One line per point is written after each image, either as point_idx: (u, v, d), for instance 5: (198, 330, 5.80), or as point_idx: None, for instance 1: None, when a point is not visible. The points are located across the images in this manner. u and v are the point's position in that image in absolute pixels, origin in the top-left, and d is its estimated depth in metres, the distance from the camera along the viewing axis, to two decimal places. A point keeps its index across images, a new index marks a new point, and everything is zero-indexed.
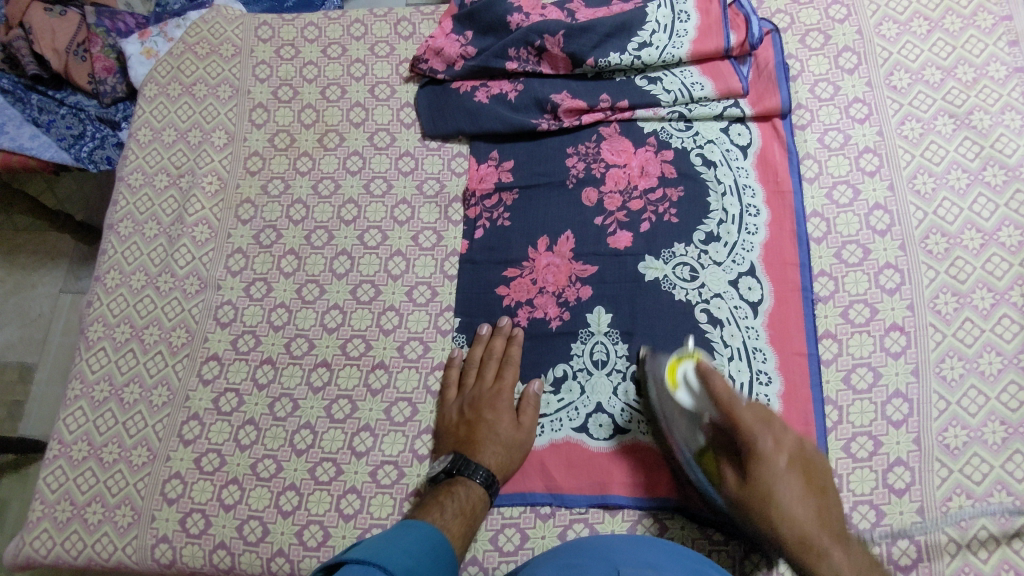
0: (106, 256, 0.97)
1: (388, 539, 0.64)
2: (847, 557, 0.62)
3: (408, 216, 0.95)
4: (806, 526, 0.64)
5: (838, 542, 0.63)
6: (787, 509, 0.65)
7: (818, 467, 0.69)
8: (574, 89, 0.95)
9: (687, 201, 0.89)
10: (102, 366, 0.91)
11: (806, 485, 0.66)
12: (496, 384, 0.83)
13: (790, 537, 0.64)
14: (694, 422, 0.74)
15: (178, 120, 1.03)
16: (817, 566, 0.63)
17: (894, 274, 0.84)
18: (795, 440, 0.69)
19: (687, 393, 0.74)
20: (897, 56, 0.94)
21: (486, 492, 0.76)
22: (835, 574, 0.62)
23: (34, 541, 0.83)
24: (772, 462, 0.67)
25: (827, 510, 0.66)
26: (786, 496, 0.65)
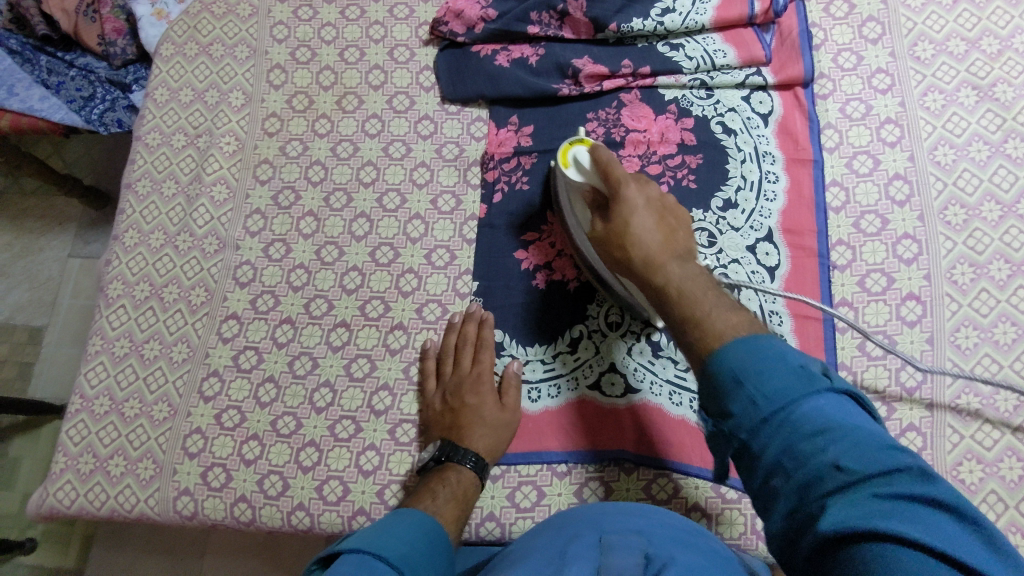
0: (125, 214, 0.97)
1: (382, 529, 0.64)
2: (683, 270, 0.65)
3: (427, 178, 0.95)
4: (651, 247, 0.66)
5: (677, 260, 0.66)
6: (637, 236, 0.67)
7: (677, 217, 0.71)
8: (595, 54, 0.94)
9: (706, 168, 0.89)
10: (123, 323, 0.91)
11: (659, 218, 0.69)
12: (475, 369, 0.83)
13: (637, 256, 0.67)
14: (582, 199, 0.76)
15: (196, 79, 1.03)
16: (656, 278, 0.65)
17: (912, 244, 0.84)
18: (648, 202, 0.70)
19: (576, 171, 0.74)
20: (922, 27, 0.94)
21: (477, 474, 0.77)
22: (668, 283, 0.64)
23: (57, 492, 0.84)
24: (633, 237, 0.67)
25: (676, 240, 0.68)
26: (636, 217, 0.68)
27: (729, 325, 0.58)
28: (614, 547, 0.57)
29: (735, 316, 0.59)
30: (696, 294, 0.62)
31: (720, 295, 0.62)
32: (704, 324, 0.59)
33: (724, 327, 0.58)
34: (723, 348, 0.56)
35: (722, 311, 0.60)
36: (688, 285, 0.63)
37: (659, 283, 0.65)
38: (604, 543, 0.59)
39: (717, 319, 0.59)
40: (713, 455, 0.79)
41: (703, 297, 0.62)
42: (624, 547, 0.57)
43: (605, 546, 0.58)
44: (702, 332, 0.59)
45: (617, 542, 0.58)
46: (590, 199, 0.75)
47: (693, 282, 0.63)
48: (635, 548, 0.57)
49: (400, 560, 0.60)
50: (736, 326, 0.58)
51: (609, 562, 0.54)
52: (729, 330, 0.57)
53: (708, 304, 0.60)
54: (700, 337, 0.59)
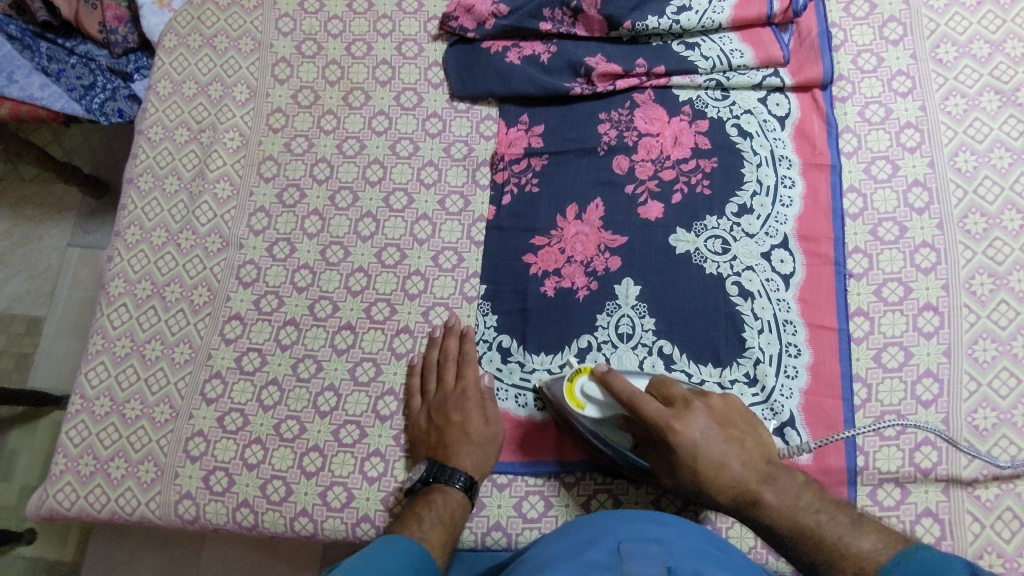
0: (126, 211, 0.95)
1: (368, 559, 0.63)
2: (783, 492, 0.63)
3: (435, 178, 0.93)
4: (739, 478, 0.63)
5: (768, 481, 0.63)
6: (715, 462, 0.63)
7: (740, 424, 0.67)
8: (609, 52, 0.92)
9: (720, 173, 0.87)
10: (124, 322, 0.90)
11: (726, 430, 0.65)
12: (458, 384, 0.81)
13: (725, 498, 0.63)
14: (612, 424, 0.72)
15: (199, 72, 1.01)
16: (765, 502, 0.62)
17: (930, 253, 0.83)
18: (705, 410, 0.66)
19: (595, 406, 0.72)
20: (944, 28, 0.91)
21: (466, 494, 0.75)
22: (772, 520, 0.62)
23: (57, 494, 0.83)
24: (693, 445, 0.63)
25: (749, 453, 0.65)
26: (709, 450, 0.63)
27: (870, 542, 0.58)
28: (633, 555, 0.56)
29: (873, 531, 0.60)
30: (810, 518, 0.61)
31: (835, 514, 0.61)
32: (841, 553, 0.58)
33: (868, 547, 0.58)
34: (887, 573, 0.56)
35: (841, 525, 0.60)
36: (794, 509, 0.62)
37: (767, 511, 0.62)
38: (621, 551, 0.57)
39: (849, 536, 0.59)
40: None
41: (825, 518, 0.61)
42: (643, 555, 0.56)
43: (623, 553, 0.56)
44: (840, 558, 0.58)
45: (635, 550, 0.57)
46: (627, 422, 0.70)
47: (802, 506, 0.62)
48: (655, 559, 0.55)
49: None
50: (876, 544, 0.58)
51: (629, 569, 0.53)
52: (878, 555, 0.57)
53: (829, 526, 0.60)
54: (831, 560, 0.59)
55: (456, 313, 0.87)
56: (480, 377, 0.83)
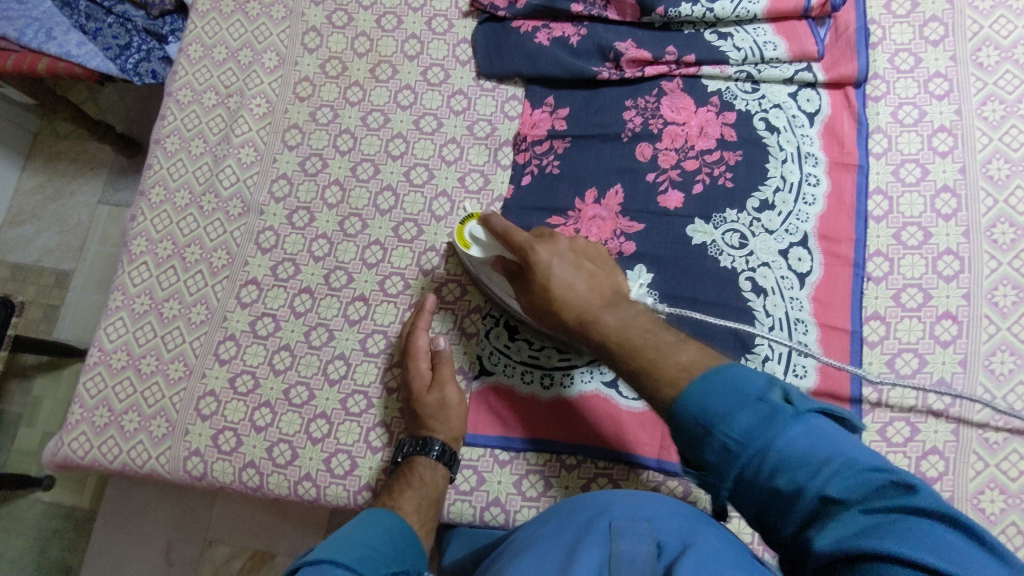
0: (152, 170, 0.97)
1: (336, 537, 0.65)
2: (619, 317, 0.65)
3: (457, 155, 0.93)
4: (583, 297, 0.68)
5: (610, 306, 0.67)
6: (564, 283, 0.68)
7: (596, 262, 0.72)
8: (640, 37, 0.91)
9: (744, 166, 0.86)
10: (144, 280, 0.92)
11: (583, 263, 0.71)
12: (405, 357, 0.82)
13: (572, 316, 0.68)
14: (488, 266, 0.77)
15: (230, 37, 1.01)
16: (603, 325, 0.66)
17: (954, 261, 0.81)
18: (567, 244, 0.72)
19: (478, 248, 0.76)
20: (988, 31, 0.89)
21: (426, 460, 0.76)
22: (609, 332, 0.65)
23: (72, 442, 0.86)
24: (546, 264, 0.69)
25: (595, 280, 0.70)
26: (556, 268, 0.69)
27: (688, 353, 0.60)
28: (624, 534, 0.57)
29: (689, 348, 0.61)
30: (641, 338, 0.62)
31: (659, 328, 0.63)
32: (659, 362, 0.60)
33: (679, 356, 0.60)
34: (692, 387, 0.56)
35: (662, 338, 0.62)
36: (626, 327, 0.64)
37: (608, 326, 0.65)
38: (613, 529, 0.58)
39: (671, 347, 0.61)
40: None
41: (655, 332, 0.63)
42: (634, 534, 0.57)
43: (614, 531, 0.58)
44: (658, 362, 0.60)
45: (626, 529, 0.58)
46: (505, 266, 0.74)
47: (631, 325, 0.64)
48: (645, 538, 0.57)
49: (361, 559, 0.61)
50: (690, 355, 0.60)
51: (618, 550, 0.55)
52: (687, 357, 0.59)
53: (650, 337, 0.62)
54: (655, 383, 0.59)
55: (428, 294, 0.86)
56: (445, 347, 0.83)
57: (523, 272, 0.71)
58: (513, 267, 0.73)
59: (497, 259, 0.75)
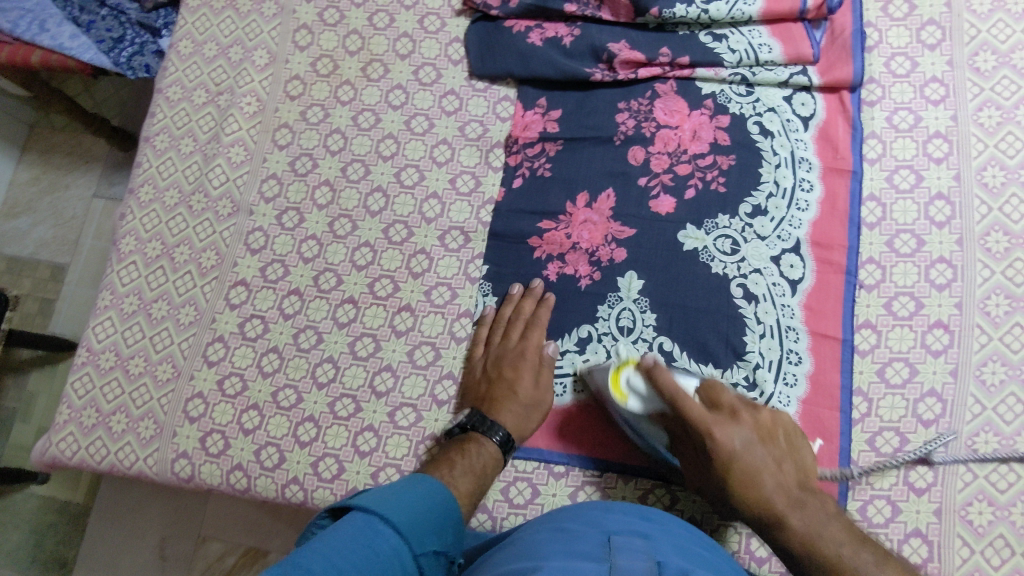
0: (142, 169, 0.96)
1: (392, 489, 0.64)
2: (806, 514, 0.64)
3: (448, 157, 0.92)
4: (770, 491, 0.66)
5: (798, 506, 0.64)
6: (748, 461, 0.67)
7: (783, 444, 0.70)
8: (633, 39, 0.90)
9: (737, 171, 0.85)
10: (133, 280, 0.91)
11: (771, 449, 0.69)
12: (520, 345, 0.81)
13: (756, 506, 0.66)
14: (643, 420, 0.74)
15: (220, 34, 1.00)
16: (777, 534, 0.64)
17: (947, 269, 0.80)
18: (752, 424, 0.70)
19: (637, 400, 0.73)
20: (985, 35, 0.87)
21: (500, 451, 0.76)
22: (796, 543, 0.63)
23: (60, 443, 0.86)
24: (732, 447, 0.67)
25: (785, 472, 0.67)
26: (740, 455, 0.67)
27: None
28: (621, 548, 0.57)
29: None
30: (841, 552, 0.61)
31: (855, 535, 0.62)
32: None
33: None
34: None
35: (868, 560, 0.60)
36: (816, 531, 0.62)
37: (789, 522, 0.64)
38: (610, 543, 0.59)
39: (851, 560, 0.60)
40: None
41: (853, 548, 0.61)
42: (631, 550, 0.57)
43: (611, 546, 0.58)
44: None
45: (624, 544, 0.58)
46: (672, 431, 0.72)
47: (828, 534, 0.62)
48: (642, 552, 0.57)
49: (406, 528, 0.60)
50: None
51: (617, 564, 0.54)
52: None
53: (826, 538, 0.62)
54: None
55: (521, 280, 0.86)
56: (546, 345, 0.82)
57: (698, 444, 0.69)
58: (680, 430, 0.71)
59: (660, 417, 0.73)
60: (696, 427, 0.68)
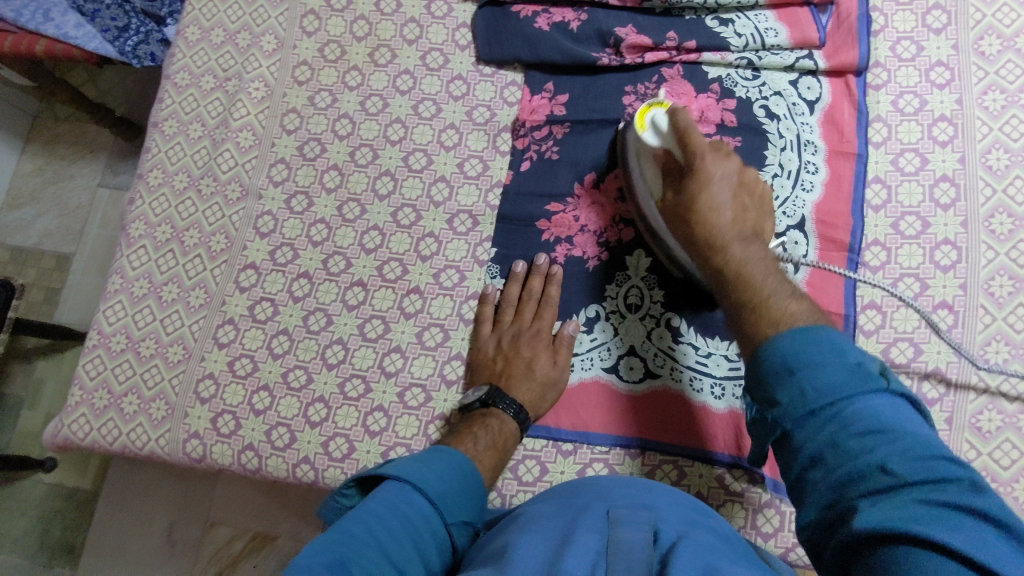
0: (151, 154, 0.96)
1: (421, 459, 0.67)
2: (746, 252, 0.62)
3: (455, 141, 0.93)
4: (723, 223, 0.64)
5: (742, 241, 0.64)
6: (709, 208, 0.65)
7: (755, 195, 0.69)
8: (640, 23, 0.90)
9: (743, 153, 0.85)
10: (143, 263, 0.92)
11: (740, 188, 0.67)
12: (536, 323, 0.83)
13: (702, 236, 0.65)
14: (653, 157, 0.76)
15: (228, 20, 1.01)
16: (715, 258, 0.64)
17: (951, 251, 0.81)
18: (738, 166, 0.68)
19: (655, 135, 0.74)
20: (991, 19, 0.88)
21: (519, 428, 0.78)
22: (728, 265, 0.62)
23: (72, 424, 0.86)
24: (707, 174, 0.66)
25: (745, 219, 0.66)
26: (711, 188, 0.66)
27: (801, 312, 0.56)
28: (623, 520, 0.58)
29: (808, 309, 0.56)
30: (760, 280, 0.60)
31: (777, 277, 0.60)
32: (768, 314, 0.56)
33: (794, 312, 0.55)
34: (778, 339, 0.53)
35: (789, 300, 0.57)
36: (748, 265, 0.61)
37: (721, 264, 0.63)
38: (612, 516, 0.59)
39: (775, 298, 0.57)
40: (733, 443, 0.77)
41: (775, 286, 0.59)
42: (634, 522, 0.58)
43: (614, 519, 0.58)
44: (763, 320, 0.56)
45: (626, 516, 0.59)
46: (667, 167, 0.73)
47: (755, 264, 0.61)
48: (644, 524, 0.57)
49: (437, 497, 0.63)
50: (807, 313, 0.55)
51: (618, 536, 0.55)
52: (799, 319, 0.55)
53: (754, 276, 0.60)
54: (757, 325, 0.56)
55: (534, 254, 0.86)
56: (567, 326, 0.82)
57: (683, 178, 0.69)
58: (679, 167, 0.71)
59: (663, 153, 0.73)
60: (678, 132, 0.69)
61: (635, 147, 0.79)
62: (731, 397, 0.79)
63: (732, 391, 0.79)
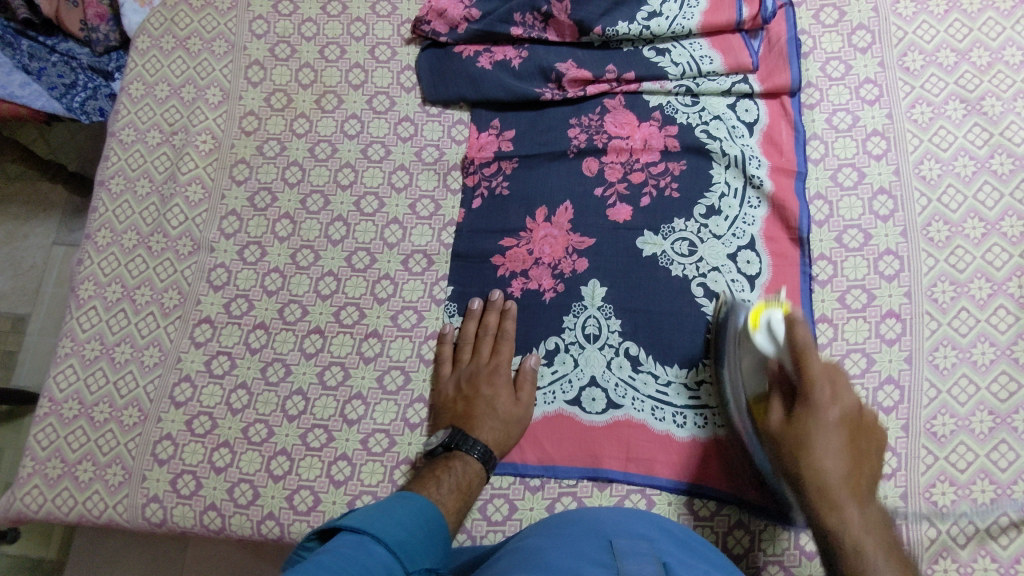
0: (98, 213, 0.95)
1: (382, 510, 0.66)
2: (861, 518, 0.62)
3: (406, 182, 0.93)
4: (833, 481, 0.63)
5: (855, 502, 0.62)
6: (820, 461, 0.63)
7: (865, 432, 0.66)
8: (580, 57, 0.92)
9: (688, 177, 0.87)
10: (93, 325, 0.90)
11: (851, 440, 0.65)
12: (493, 360, 0.83)
13: (811, 488, 0.63)
14: (761, 365, 0.71)
15: (172, 75, 1.01)
16: (827, 517, 0.62)
17: (894, 260, 0.83)
18: (855, 401, 0.66)
19: (766, 338, 0.70)
20: (912, 37, 0.92)
21: (483, 467, 0.77)
22: (841, 531, 0.61)
23: (25, 497, 0.84)
24: (822, 411, 0.64)
25: (860, 477, 0.64)
26: (818, 438, 0.64)
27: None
28: (627, 552, 0.59)
29: None
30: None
31: (888, 554, 0.59)
32: None
33: None
34: None
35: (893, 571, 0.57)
36: (863, 534, 0.60)
37: (835, 530, 0.61)
38: (615, 548, 0.60)
39: None
40: (700, 472, 0.78)
41: (878, 557, 0.59)
42: (636, 553, 0.58)
43: (617, 551, 0.59)
44: None
45: (628, 547, 0.60)
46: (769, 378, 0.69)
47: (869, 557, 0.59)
48: (648, 556, 0.58)
49: (399, 546, 0.62)
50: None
51: (626, 568, 0.55)
52: None
53: (870, 555, 0.59)
54: None
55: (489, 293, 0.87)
56: (527, 359, 0.82)
57: (794, 394, 0.67)
58: (787, 382, 0.68)
59: (772, 363, 0.70)
60: (797, 352, 0.65)
61: (737, 337, 0.76)
62: (694, 426, 0.79)
63: (695, 420, 0.80)
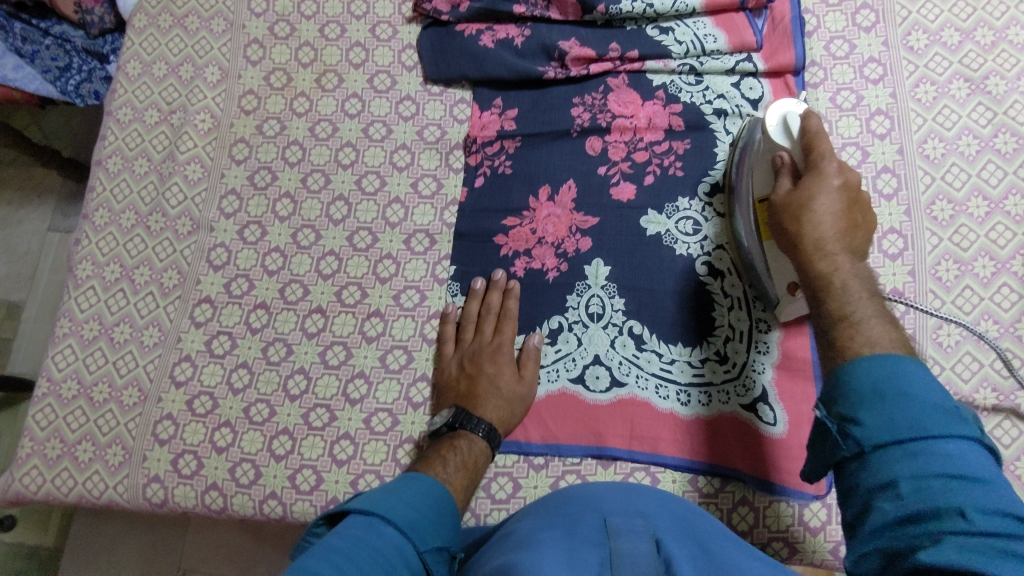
0: (95, 192, 0.94)
1: (390, 491, 0.66)
2: (850, 266, 0.61)
3: (408, 161, 0.92)
4: (828, 234, 0.62)
5: (849, 255, 0.62)
6: (817, 214, 0.63)
7: (867, 209, 0.65)
8: (583, 36, 0.91)
9: (692, 156, 0.87)
10: (92, 305, 0.89)
11: (850, 210, 0.64)
12: (496, 339, 0.83)
13: (807, 239, 0.63)
14: (774, 155, 0.74)
15: (169, 53, 0.99)
16: (815, 262, 0.62)
17: (897, 239, 0.83)
18: (858, 194, 0.65)
19: (781, 130, 0.72)
20: (916, 16, 0.92)
21: (489, 445, 0.77)
22: (829, 270, 0.61)
23: (24, 477, 0.83)
24: (826, 188, 0.64)
25: (855, 234, 0.63)
26: (819, 198, 0.64)
27: (880, 333, 0.56)
28: (621, 531, 0.58)
29: (890, 331, 0.56)
30: (848, 294, 0.59)
31: (873, 297, 0.59)
32: (850, 324, 0.57)
33: (870, 335, 0.56)
34: (862, 361, 0.53)
35: (872, 308, 0.58)
36: (850, 280, 0.60)
37: (825, 273, 0.61)
38: (609, 527, 0.59)
39: (856, 308, 0.58)
40: (705, 449, 0.78)
41: (857, 293, 0.59)
42: (631, 532, 0.58)
43: (612, 530, 0.58)
44: (847, 338, 0.56)
45: (624, 526, 0.59)
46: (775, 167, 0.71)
47: (850, 280, 0.60)
48: (643, 533, 0.58)
49: (408, 526, 0.62)
50: (885, 335, 0.56)
51: (620, 548, 0.55)
52: (879, 343, 0.55)
53: (851, 290, 0.59)
54: (840, 335, 0.57)
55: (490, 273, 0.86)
56: (529, 338, 0.82)
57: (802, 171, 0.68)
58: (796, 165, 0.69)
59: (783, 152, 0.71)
60: (809, 139, 0.67)
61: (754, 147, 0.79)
62: (699, 404, 0.79)
63: (699, 398, 0.79)
